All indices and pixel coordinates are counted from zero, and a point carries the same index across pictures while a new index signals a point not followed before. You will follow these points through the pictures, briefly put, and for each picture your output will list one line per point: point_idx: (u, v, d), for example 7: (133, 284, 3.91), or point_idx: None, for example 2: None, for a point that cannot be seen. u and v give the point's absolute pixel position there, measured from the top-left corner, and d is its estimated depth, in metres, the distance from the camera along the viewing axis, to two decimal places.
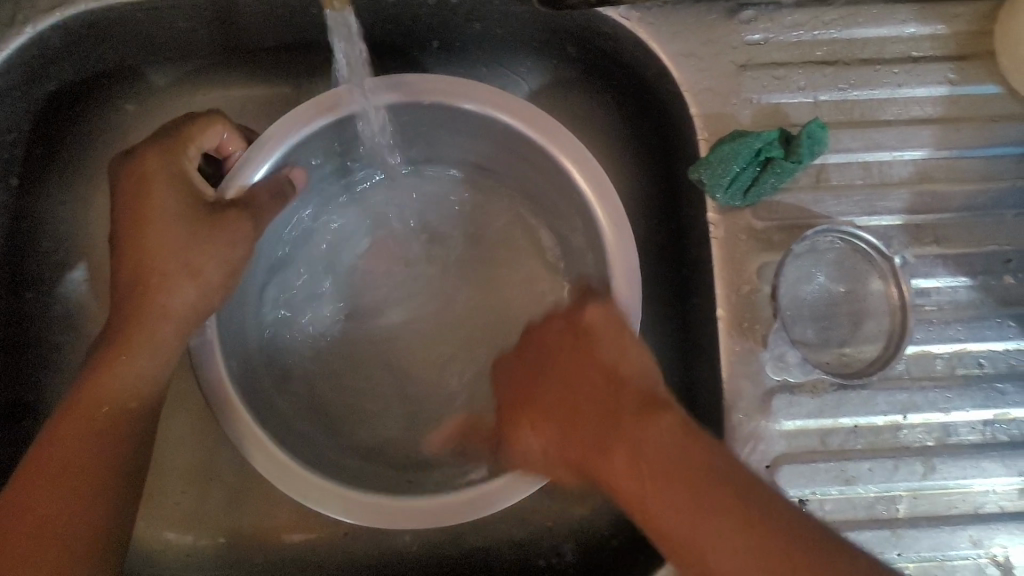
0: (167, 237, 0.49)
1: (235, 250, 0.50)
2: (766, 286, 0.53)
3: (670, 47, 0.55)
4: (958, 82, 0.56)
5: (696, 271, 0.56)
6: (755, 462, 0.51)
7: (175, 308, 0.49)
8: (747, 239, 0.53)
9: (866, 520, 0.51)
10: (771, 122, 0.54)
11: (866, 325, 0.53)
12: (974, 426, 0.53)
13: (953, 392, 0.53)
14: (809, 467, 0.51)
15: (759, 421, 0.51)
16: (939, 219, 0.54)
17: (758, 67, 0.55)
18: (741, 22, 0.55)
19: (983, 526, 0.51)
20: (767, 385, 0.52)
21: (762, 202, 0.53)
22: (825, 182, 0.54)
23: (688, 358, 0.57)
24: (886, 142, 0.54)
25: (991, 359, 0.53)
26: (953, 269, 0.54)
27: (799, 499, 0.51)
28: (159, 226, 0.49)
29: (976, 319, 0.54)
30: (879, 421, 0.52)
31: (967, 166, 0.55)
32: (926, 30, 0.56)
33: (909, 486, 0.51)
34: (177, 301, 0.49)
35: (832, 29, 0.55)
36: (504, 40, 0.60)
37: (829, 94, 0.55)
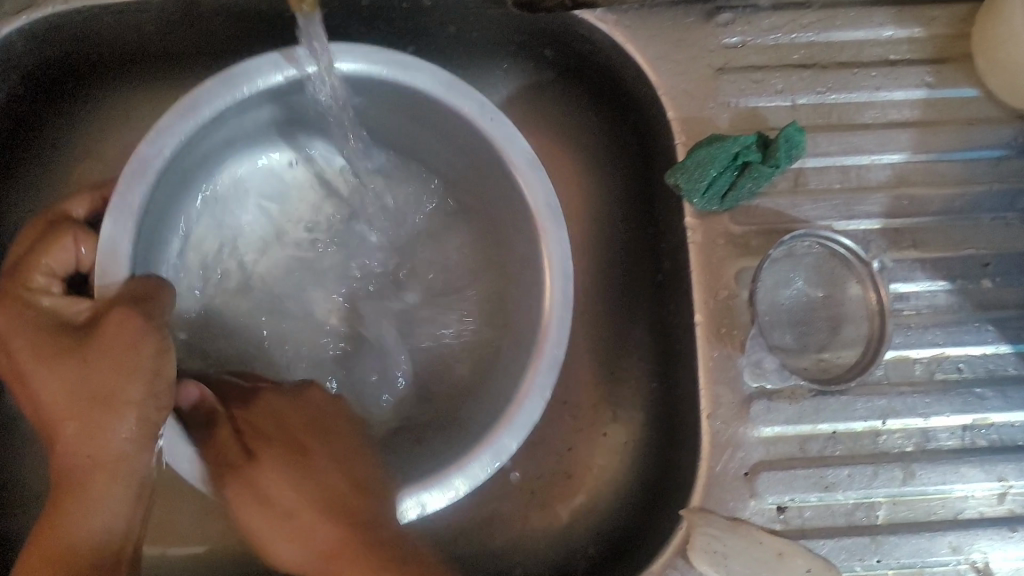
0: (66, 377, 0.41)
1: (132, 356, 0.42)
2: (744, 291, 0.52)
3: (648, 51, 0.55)
4: (935, 85, 0.55)
5: (674, 275, 0.56)
6: (733, 469, 0.51)
7: (114, 449, 0.42)
8: (725, 243, 0.53)
9: (846, 527, 0.50)
10: (749, 126, 0.54)
11: (845, 329, 0.53)
12: (953, 431, 0.52)
13: (932, 397, 0.52)
14: (788, 473, 0.51)
15: (738, 427, 0.51)
16: (917, 223, 0.54)
17: (736, 70, 0.54)
18: (719, 25, 0.55)
19: (962, 531, 0.51)
20: (746, 391, 0.51)
21: (739, 207, 0.53)
22: (803, 186, 0.53)
23: (668, 365, 0.57)
24: (864, 146, 0.54)
25: (969, 363, 0.53)
26: (931, 273, 0.54)
27: (778, 506, 0.50)
28: (58, 366, 0.42)
29: (955, 324, 0.53)
30: (858, 427, 0.52)
31: (945, 170, 0.55)
32: (903, 33, 0.56)
33: (888, 492, 0.51)
34: (114, 439, 0.42)
35: (810, 32, 0.55)
36: (481, 44, 0.60)
37: (806, 98, 0.54)
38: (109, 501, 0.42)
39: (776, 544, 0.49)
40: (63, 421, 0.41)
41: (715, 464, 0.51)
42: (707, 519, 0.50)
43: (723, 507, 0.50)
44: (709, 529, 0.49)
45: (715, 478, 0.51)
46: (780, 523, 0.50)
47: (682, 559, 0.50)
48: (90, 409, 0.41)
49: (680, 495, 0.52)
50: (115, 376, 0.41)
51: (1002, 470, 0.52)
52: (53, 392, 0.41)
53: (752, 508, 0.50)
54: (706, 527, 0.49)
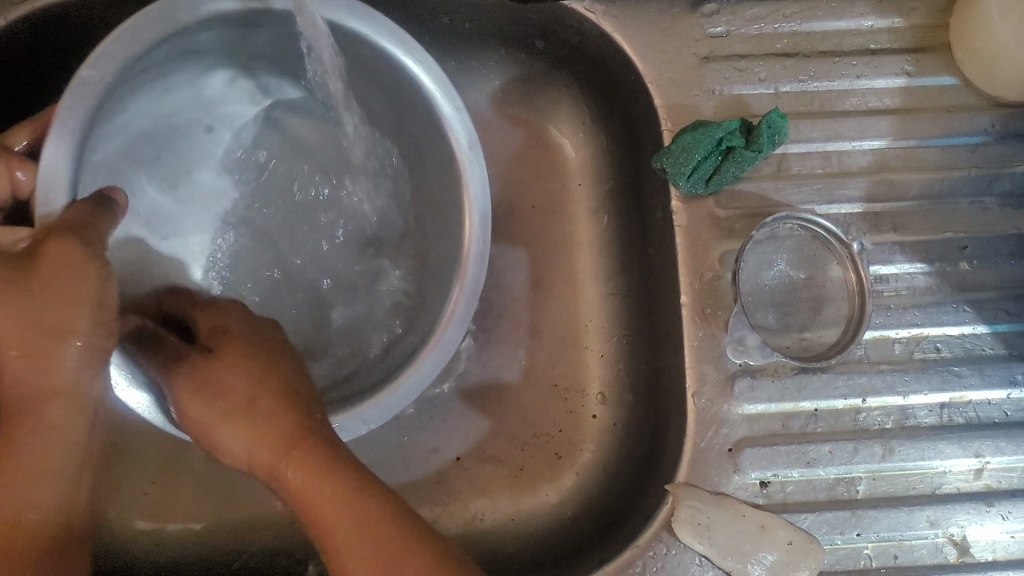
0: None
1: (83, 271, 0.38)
2: (728, 272, 0.54)
3: (635, 40, 0.56)
4: (915, 74, 0.57)
5: (661, 258, 0.57)
6: (717, 445, 0.52)
7: (54, 385, 0.38)
8: (710, 227, 0.54)
9: (827, 501, 0.52)
10: (733, 112, 0.55)
11: (826, 309, 0.55)
12: (932, 409, 0.54)
13: (911, 375, 0.54)
14: (770, 449, 0.52)
15: (722, 404, 0.52)
16: (896, 207, 0.56)
17: (720, 59, 0.56)
18: (704, 16, 0.56)
19: (940, 506, 0.52)
20: (729, 369, 0.53)
21: (723, 191, 0.54)
22: (786, 170, 0.55)
23: (655, 345, 0.58)
24: (845, 132, 0.56)
25: (947, 343, 0.55)
26: (910, 256, 0.55)
27: (760, 481, 0.52)
28: None
29: (933, 305, 0.55)
30: (839, 405, 0.53)
31: (925, 155, 0.56)
32: (883, 23, 0.57)
33: (868, 467, 0.53)
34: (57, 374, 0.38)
35: (792, 22, 0.57)
36: (472, 34, 0.61)
37: (789, 86, 0.56)
38: (71, 433, 0.40)
39: (758, 518, 0.50)
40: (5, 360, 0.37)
41: (699, 440, 0.52)
42: (692, 492, 0.51)
43: (707, 482, 0.52)
44: (694, 502, 0.50)
45: (700, 454, 0.52)
46: (763, 497, 0.52)
47: (667, 533, 0.51)
48: (38, 338, 0.37)
49: (667, 470, 0.54)
50: (59, 302, 0.37)
51: (978, 446, 0.53)
52: (189, 396, 0.40)
53: (735, 483, 0.52)
54: (691, 500, 0.51)
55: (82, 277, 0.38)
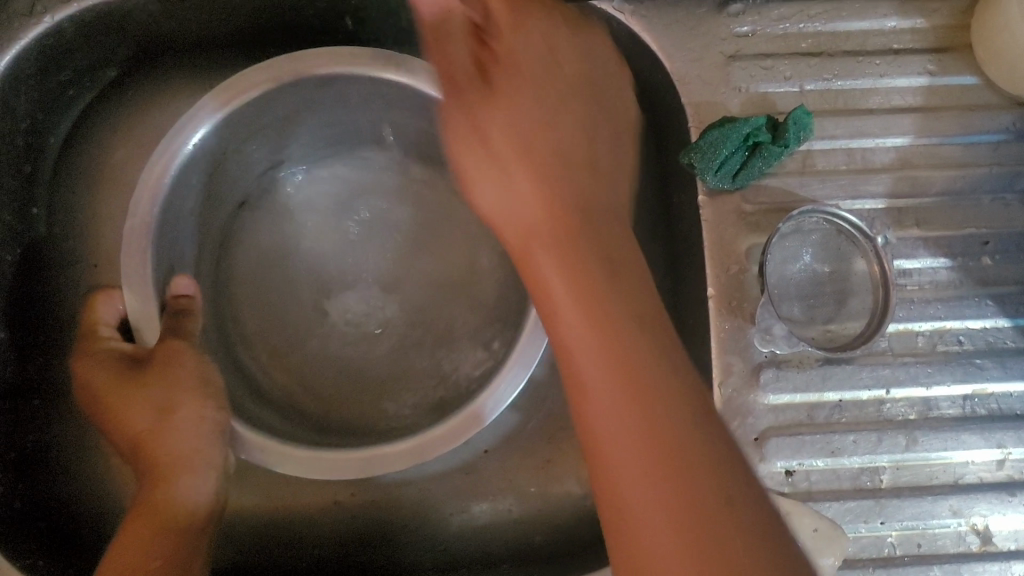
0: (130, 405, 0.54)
1: (183, 367, 0.54)
2: (754, 266, 0.55)
3: (662, 39, 0.58)
4: (937, 73, 0.58)
5: (688, 252, 0.58)
6: (743, 434, 0.53)
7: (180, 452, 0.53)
8: (736, 221, 0.55)
9: (851, 490, 0.53)
10: (759, 109, 0.57)
11: (851, 302, 0.56)
12: (955, 400, 0.55)
13: (934, 367, 0.55)
14: (796, 439, 0.53)
15: (747, 395, 0.54)
16: (919, 203, 0.57)
17: (745, 58, 0.57)
18: (730, 16, 0.58)
19: (963, 496, 0.53)
20: (756, 360, 0.54)
21: (750, 186, 0.56)
22: (811, 166, 0.56)
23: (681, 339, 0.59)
24: (869, 130, 0.57)
25: (969, 336, 0.56)
26: (933, 251, 0.56)
27: (786, 470, 0.53)
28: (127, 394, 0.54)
29: (956, 298, 0.56)
30: (864, 396, 0.54)
31: (947, 152, 0.57)
32: (906, 24, 0.59)
33: (892, 457, 0.54)
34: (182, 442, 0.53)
35: (817, 22, 0.58)
36: None
37: (814, 84, 0.57)
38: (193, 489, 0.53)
39: (783, 504, 0.51)
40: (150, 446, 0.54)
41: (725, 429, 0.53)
42: None
43: None
44: None
45: None
46: (788, 486, 0.53)
47: None
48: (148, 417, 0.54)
49: None
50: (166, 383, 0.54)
51: (1001, 437, 0.54)
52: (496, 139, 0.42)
53: (761, 471, 0.53)
54: None
55: (190, 371, 0.54)
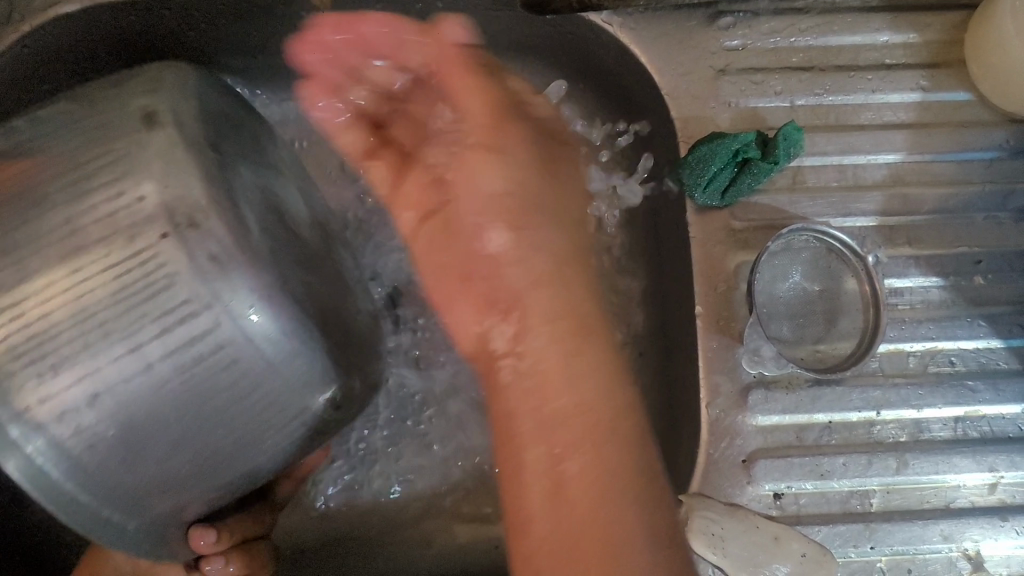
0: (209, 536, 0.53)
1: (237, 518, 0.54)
2: (743, 284, 0.54)
3: (652, 52, 0.56)
4: (930, 89, 0.57)
5: (678, 270, 0.57)
6: (731, 456, 0.52)
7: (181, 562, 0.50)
8: (725, 238, 0.54)
9: (840, 514, 0.52)
10: (750, 124, 0.56)
11: (841, 322, 0.55)
12: (946, 423, 0.54)
13: (926, 389, 0.54)
14: (784, 461, 0.52)
15: (735, 415, 0.52)
16: (911, 220, 0.56)
17: (736, 72, 0.56)
18: (720, 29, 0.57)
19: (954, 520, 0.52)
20: (744, 380, 0.53)
21: (739, 203, 0.55)
22: (801, 183, 0.55)
23: (667, 358, 0.58)
24: (861, 146, 0.56)
25: (961, 357, 0.55)
26: (925, 270, 0.56)
27: (774, 493, 0.52)
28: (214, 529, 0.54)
29: (948, 318, 0.55)
30: (853, 417, 0.53)
31: (939, 169, 0.57)
32: (899, 39, 0.58)
33: (882, 481, 0.52)
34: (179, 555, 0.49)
35: (808, 36, 0.57)
36: (489, 46, 0.62)
37: (805, 99, 0.56)
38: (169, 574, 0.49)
39: (771, 529, 0.50)
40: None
41: (713, 451, 0.52)
42: (705, 502, 0.51)
43: (720, 493, 0.52)
44: (707, 513, 0.50)
45: (713, 465, 0.52)
46: (776, 509, 0.51)
47: None
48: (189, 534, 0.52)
49: (680, 479, 0.53)
50: None
51: (993, 461, 0.53)
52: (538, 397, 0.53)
53: (749, 494, 0.52)
54: (704, 511, 0.50)
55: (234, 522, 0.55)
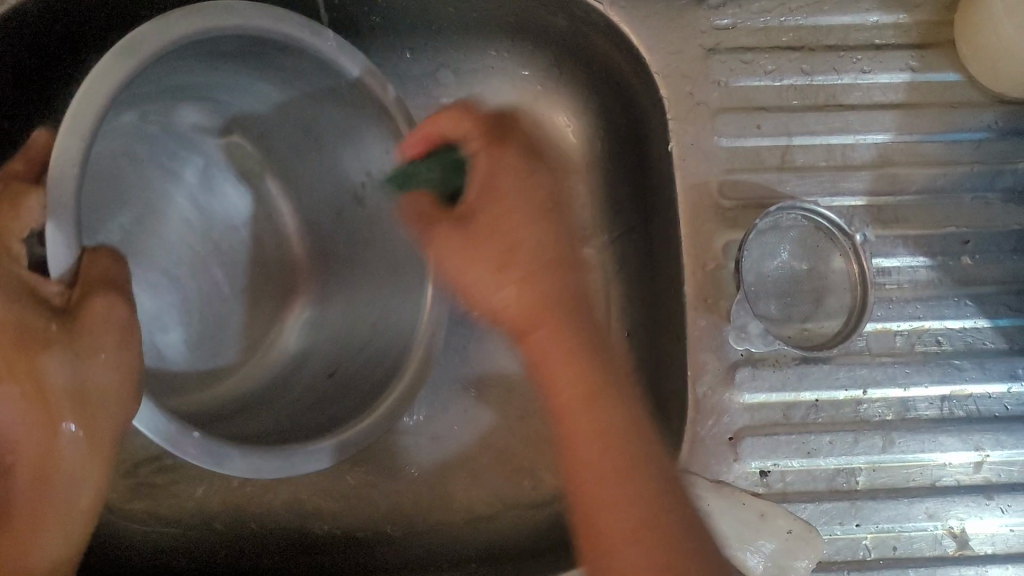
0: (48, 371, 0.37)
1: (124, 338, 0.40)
2: (730, 262, 0.54)
3: (642, 31, 0.56)
4: (919, 69, 0.57)
5: (664, 249, 0.57)
6: (717, 433, 0.52)
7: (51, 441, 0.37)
8: (713, 216, 0.55)
9: (826, 491, 0.52)
10: (738, 105, 0.56)
11: (828, 300, 0.55)
12: (932, 402, 0.54)
13: (912, 367, 0.54)
14: (771, 439, 0.52)
15: (722, 393, 0.53)
16: (899, 201, 0.56)
17: (725, 51, 0.57)
18: (709, 8, 0.56)
19: (939, 498, 0.53)
20: (731, 358, 0.53)
21: (728, 182, 0.55)
22: (790, 162, 0.56)
23: (655, 337, 0.59)
24: (851, 126, 0.56)
25: (948, 336, 0.55)
26: (912, 250, 0.56)
27: (760, 470, 0.52)
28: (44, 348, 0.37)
29: (935, 298, 0.55)
30: (840, 396, 0.53)
31: (928, 150, 0.57)
32: (888, 19, 0.58)
33: (868, 459, 0.53)
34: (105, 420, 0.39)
35: (799, 16, 0.57)
36: (479, 27, 0.62)
37: (793, 79, 0.56)
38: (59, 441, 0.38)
39: (757, 506, 0.51)
40: (103, 343, 0.39)
41: (698, 428, 0.52)
42: (692, 480, 0.51)
43: (706, 470, 0.52)
44: (693, 489, 0.51)
45: (700, 441, 0.52)
46: (762, 486, 0.52)
47: None
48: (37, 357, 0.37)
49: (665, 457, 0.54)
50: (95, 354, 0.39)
51: (978, 439, 0.54)
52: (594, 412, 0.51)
53: (736, 471, 0.52)
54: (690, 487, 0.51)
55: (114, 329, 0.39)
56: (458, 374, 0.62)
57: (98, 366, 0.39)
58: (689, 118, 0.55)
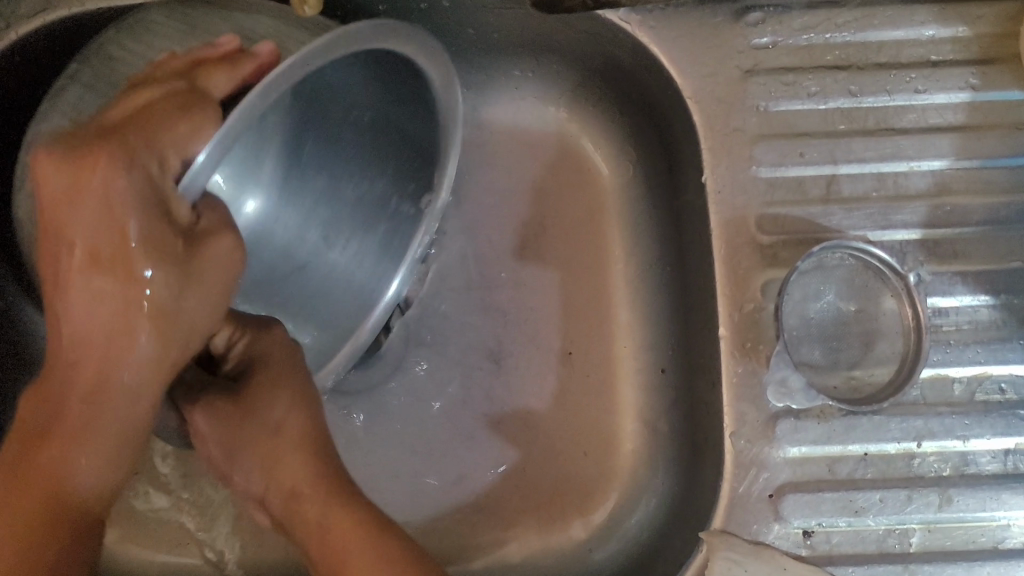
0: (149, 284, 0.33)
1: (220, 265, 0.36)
2: (771, 304, 0.50)
3: (673, 52, 0.52)
4: (980, 87, 0.52)
5: (700, 286, 0.53)
6: (757, 490, 0.48)
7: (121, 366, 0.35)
8: (751, 253, 0.50)
9: (877, 554, 0.48)
10: (779, 131, 0.52)
11: (878, 345, 0.51)
12: (994, 455, 0.49)
13: (972, 418, 0.49)
14: (815, 497, 0.48)
15: (762, 447, 0.49)
16: (958, 233, 0.51)
17: (765, 72, 0.52)
18: (748, 26, 0.52)
19: (1003, 562, 0.48)
20: (771, 410, 0.49)
21: (768, 216, 0.51)
22: (836, 192, 0.51)
23: (690, 379, 0.55)
24: (903, 151, 0.52)
25: (1013, 383, 0.50)
26: (973, 287, 0.51)
27: (803, 531, 0.48)
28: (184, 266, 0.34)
29: (998, 340, 0.50)
30: (891, 449, 0.49)
31: (992, 177, 0.52)
32: (946, 33, 0.53)
33: (922, 518, 0.48)
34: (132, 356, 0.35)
35: (845, 32, 0.53)
36: (502, 49, 0.58)
37: (839, 101, 0.52)
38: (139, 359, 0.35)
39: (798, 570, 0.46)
40: (206, 283, 0.35)
41: (737, 485, 0.48)
42: (727, 541, 0.47)
43: (746, 530, 0.48)
44: (729, 553, 0.47)
45: (738, 499, 0.48)
46: (806, 549, 0.48)
47: None
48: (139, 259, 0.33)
49: (701, 513, 0.50)
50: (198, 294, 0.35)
51: None
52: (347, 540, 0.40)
53: (775, 532, 0.48)
54: (727, 550, 0.47)
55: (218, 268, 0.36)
56: (480, 408, 0.58)
57: (193, 303, 0.35)
58: (725, 146, 0.51)
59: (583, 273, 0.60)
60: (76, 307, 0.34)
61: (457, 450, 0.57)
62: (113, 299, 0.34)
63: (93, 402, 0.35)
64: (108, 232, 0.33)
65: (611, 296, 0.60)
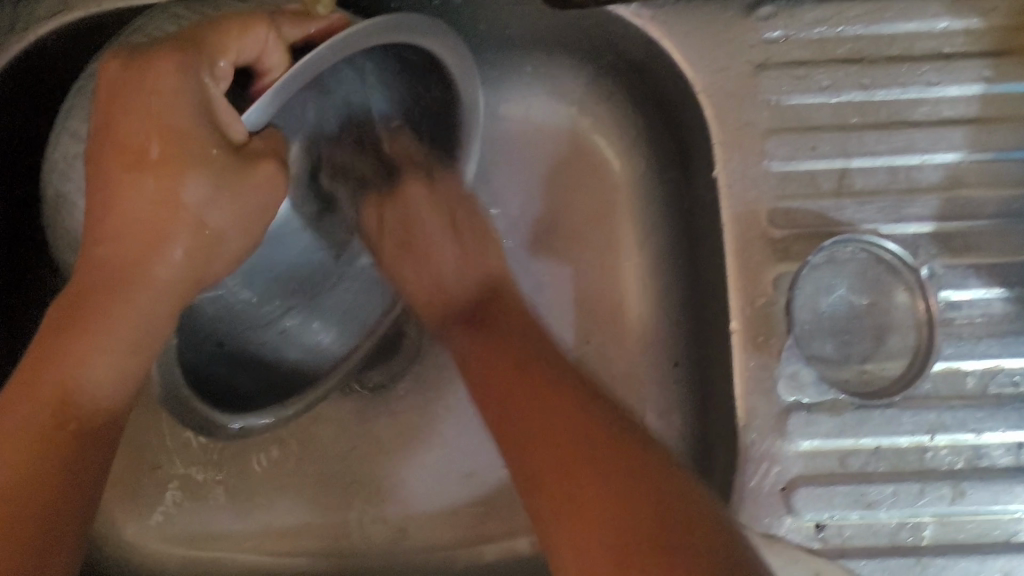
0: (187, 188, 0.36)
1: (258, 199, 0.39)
2: (782, 297, 0.50)
3: (684, 47, 0.52)
4: (994, 80, 0.52)
5: (712, 281, 0.53)
6: (769, 484, 0.48)
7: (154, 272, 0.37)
8: (763, 247, 0.50)
9: (889, 548, 0.48)
10: (791, 125, 0.52)
11: (891, 339, 0.51)
12: (1008, 448, 0.49)
13: (985, 412, 0.49)
14: (827, 490, 0.48)
15: (774, 440, 0.49)
16: (971, 225, 0.51)
17: (776, 66, 0.52)
18: (759, 20, 0.52)
19: (1016, 555, 0.48)
20: (782, 404, 0.49)
21: (780, 210, 0.51)
22: (848, 186, 0.51)
23: (704, 372, 0.55)
24: (916, 144, 0.51)
25: None
26: (987, 280, 0.51)
27: (815, 524, 0.48)
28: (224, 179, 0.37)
29: (1013, 334, 0.50)
30: (903, 442, 0.49)
31: (1005, 169, 0.52)
32: (959, 25, 0.53)
33: (935, 511, 0.48)
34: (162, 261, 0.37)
35: (858, 25, 0.52)
36: (514, 46, 0.59)
37: (851, 95, 0.52)
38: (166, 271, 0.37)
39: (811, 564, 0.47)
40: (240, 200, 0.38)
41: (748, 478, 0.49)
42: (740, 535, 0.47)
43: (757, 522, 0.48)
44: None
45: (750, 493, 0.48)
46: (818, 542, 0.48)
47: None
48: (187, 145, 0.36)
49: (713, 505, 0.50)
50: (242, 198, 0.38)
51: None
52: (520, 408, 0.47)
53: (787, 525, 0.48)
54: None
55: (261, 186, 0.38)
56: None
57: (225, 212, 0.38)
58: (736, 140, 0.51)
59: (596, 266, 0.61)
60: (120, 196, 0.36)
61: (471, 438, 0.58)
62: (149, 197, 0.36)
63: (122, 300, 0.37)
64: (158, 88, 0.36)
65: (624, 289, 0.60)
